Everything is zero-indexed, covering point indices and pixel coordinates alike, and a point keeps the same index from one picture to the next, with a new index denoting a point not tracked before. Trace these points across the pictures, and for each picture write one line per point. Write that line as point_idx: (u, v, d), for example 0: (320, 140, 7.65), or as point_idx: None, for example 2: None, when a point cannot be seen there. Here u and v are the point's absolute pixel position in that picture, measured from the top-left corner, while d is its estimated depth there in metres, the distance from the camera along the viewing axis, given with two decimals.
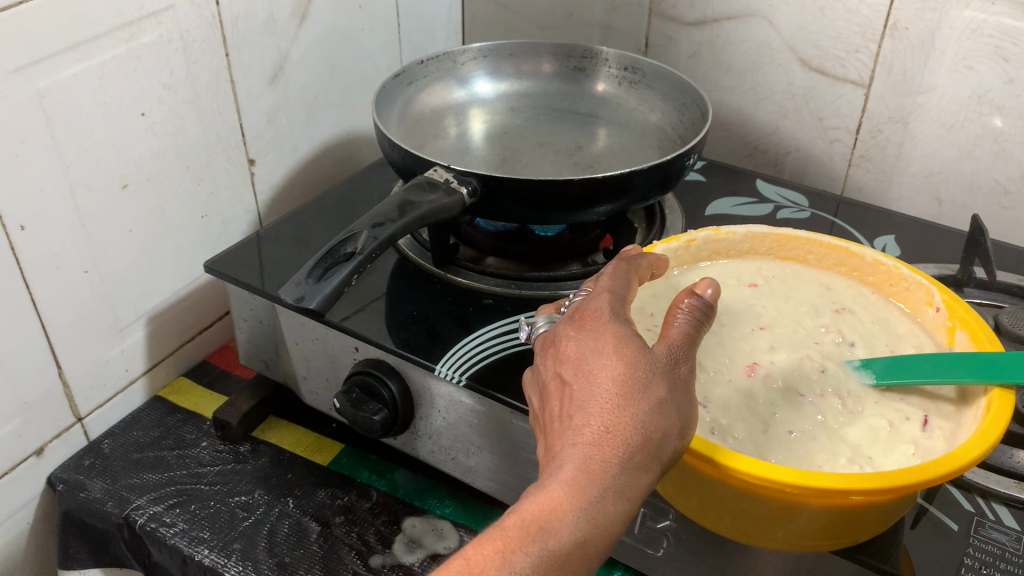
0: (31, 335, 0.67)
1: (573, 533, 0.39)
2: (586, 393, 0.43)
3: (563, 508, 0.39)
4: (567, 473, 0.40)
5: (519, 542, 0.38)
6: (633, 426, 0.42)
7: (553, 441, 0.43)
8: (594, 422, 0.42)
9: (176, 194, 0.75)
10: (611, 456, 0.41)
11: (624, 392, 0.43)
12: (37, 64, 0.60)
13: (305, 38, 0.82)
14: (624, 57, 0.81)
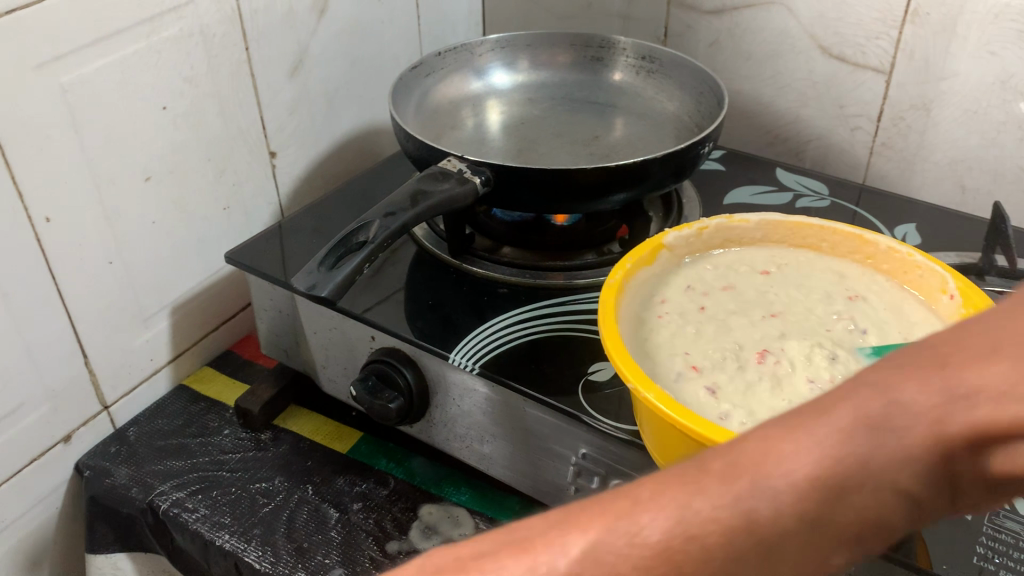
0: (57, 324, 0.68)
1: (783, 535, 0.26)
2: (900, 423, 0.25)
3: (768, 496, 0.26)
4: (888, 438, 0.25)
5: (719, 520, 0.26)
6: (926, 431, 0.24)
7: (815, 438, 0.26)
8: (929, 399, 0.24)
9: (199, 185, 0.76)
10: (878, 456, 0.25)
11: (966, 365, 0.24)
12: (60, 59, 0.61)
13: (325, 31, 0.83)
14: (641, 46, 0.81)
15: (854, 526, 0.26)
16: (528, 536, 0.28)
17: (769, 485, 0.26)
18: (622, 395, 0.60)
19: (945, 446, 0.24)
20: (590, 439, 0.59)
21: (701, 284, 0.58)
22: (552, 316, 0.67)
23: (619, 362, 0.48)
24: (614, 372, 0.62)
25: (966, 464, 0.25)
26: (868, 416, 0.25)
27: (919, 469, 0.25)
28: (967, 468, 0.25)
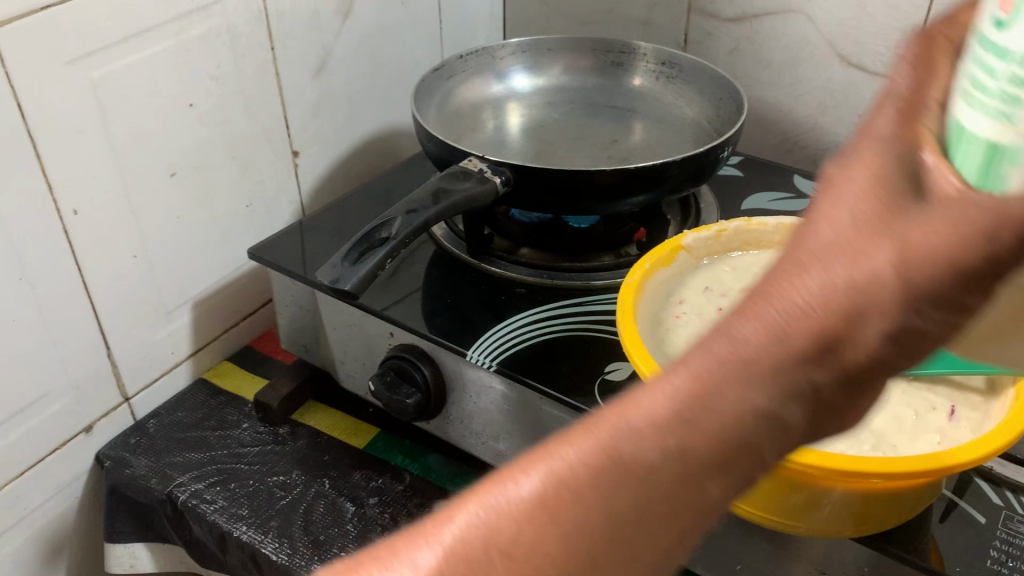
0: (82, 315, 0.69)
1: (653, 480, 0.26)
2: (719, 333, 0.27)
3: (620, 442, 0.27)
4: (746, 355, 0.26)
5: (538, 496, 0.27)
6: (789, 330, 0.25)
7: (641, 399, 0.27)
8: (758, 326, 0.26)
9: (222, 182, 0.77)
10: (712, 413, 0.26)
11: (807, 282, 0.25)
12: (92, 54, 0.62)
13: (349, 33, 0.84)
14: (661, 52, 0.82)
15: (682, 469, 0.26)
16: (398, 549, 0.29)
17: (572, 462, 0.27)
18: (638, 394, 0.61)
19: (786, 362, 0.26)
20: None
21: (719, 285, 0.58)
22: (569, 315, 0.68)
23: (637, 358, 0.48)
24: (631, 372, 0.63)
25: (807, 379, 0.26)
26: (722, 347, 0.26)
27: (754, 400, 0.26)
28: (810, 382, 0.26)
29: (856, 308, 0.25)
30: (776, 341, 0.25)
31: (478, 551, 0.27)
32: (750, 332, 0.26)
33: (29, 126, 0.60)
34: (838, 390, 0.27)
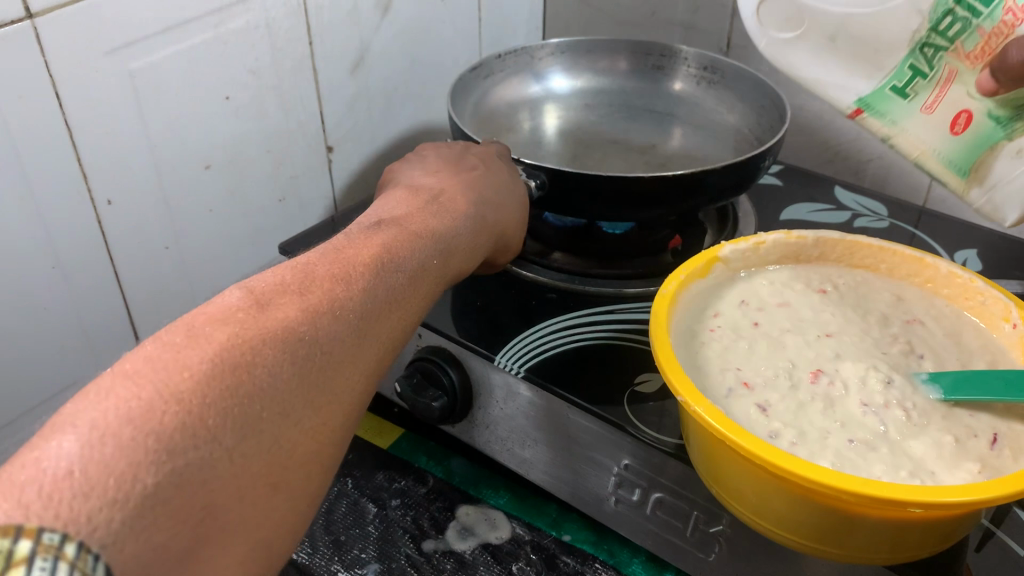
0: (113, 306, 0.70)
1: (372, 310, 0.46)
2: (338, 259, 0.48)
3: (360, 285, 0.46)
4: (308, 299, 0.43)
5: (231, 343, 0.38)
6: (437, 234, 0.55)
7: (310, 293, 0.43)
8: (336, 264, 0.47)
9: (257, 176, 0.77)
10: (328, 333, 0.42)
11: (325, 263, 0.47)
12: (130, 46, 0.62)
13: (387, 29, 0.83)
14: (703, 57, 0.80)
15: (240, 350, 0.38)
16: (242, 328, 0.39)
17: (273, 338, 0.40)
18: (667, 407, 0.60)
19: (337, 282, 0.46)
20: (633, 450, 0.58)
21: (756, 299, 0.57)
22: (599, 323, 0.67)
23: (671, 375, 0.47)
24: (661, 384, 0.62)
25: (339, 356, 0.43)
26: (425, 240, 0.53)
27: (305, 324, 0.42)
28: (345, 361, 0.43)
29: (409, 311, 0.49)
30: (349, 306, 0.44)
31: (178, 397, 0.34)
32: (280, 276, 0.45)
33: (66, 114, 0.60)
34: (351, 377, 0.43)
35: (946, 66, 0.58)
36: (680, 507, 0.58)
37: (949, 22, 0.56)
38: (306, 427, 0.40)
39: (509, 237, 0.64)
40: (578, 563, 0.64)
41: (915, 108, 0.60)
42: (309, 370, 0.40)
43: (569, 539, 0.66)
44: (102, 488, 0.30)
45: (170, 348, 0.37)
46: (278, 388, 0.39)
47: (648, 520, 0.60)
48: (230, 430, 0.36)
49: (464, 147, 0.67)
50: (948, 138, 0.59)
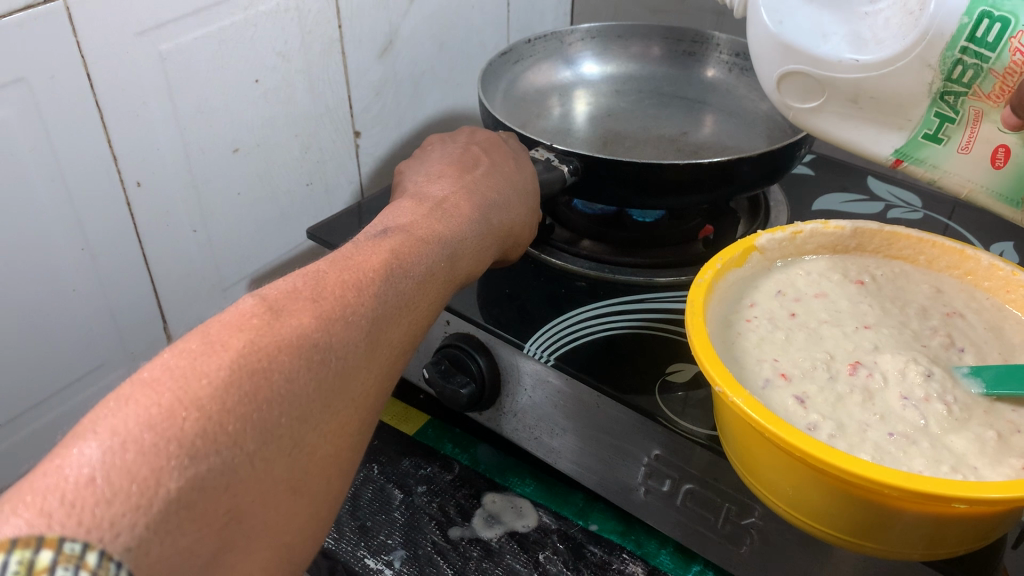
0: (141, 289, 0.70)
1: (383, 316, 0.45)
2: (349, 265, 0.47)
3: (373, 292, 0.46)
4: (324, 305, 0.43)
5: (248, 352, 0.38)
6: (443, 239, 0.54)
7: (325, 299, 0.43)
8: (347, 271, 0.46)
9: (285, 160, 0.77)
10: (345, 340, 0.42)
11: (335, 270, 0.46)
12: (160, 27, 0.62)
13: (416, 13, 0.82)
14: (736, 43, 0.79)
15: (259, 358, 0.38)
16: (259, 335, 0.39)
17: (290, 347, 0.39)
18: (698, 397, 0.59)
19: (350, 287, 0.45)
20: (664, 441, 0.57)
21: (792, 290, 0.56)
22: (629, 312, 0.66)
23: (708, 366, 0.46)
24: (693, 375, 0.61)
25: (355, 362, 0.42)
26: (432, 248, 0.53)
27: (322, 330, 0.41)
28: (362, 367, 0.43)
29: (421, 317, 0.49)
30: (363, 313, 0.44)
31: (199, 407, 0.34)
32: (293, 283, 0.44)
33: (97, 96, 0.60)
34: (366, 383, 0.43)
35: (970, 108, 0.52)
36: (711, 499, 0.57)
37: (961, 70, 0.50)
38: (325, 436, 0.40)
39: (518, 237, 0.63)
40: (605, 553, 0.64)
41: (954, 149, 0.54)
42: (325, 377, 0.40)
43: (597, 529, 0.66)
44: (125, 494, 0.31)
45: (187, 356, 0.37)
46: (297, 394, 0.38)
47: (679, 511, 0.59)
48: (251, 435, 0.36)
49: (466, 144, 0.66)
50: (992, 176, 0.53)
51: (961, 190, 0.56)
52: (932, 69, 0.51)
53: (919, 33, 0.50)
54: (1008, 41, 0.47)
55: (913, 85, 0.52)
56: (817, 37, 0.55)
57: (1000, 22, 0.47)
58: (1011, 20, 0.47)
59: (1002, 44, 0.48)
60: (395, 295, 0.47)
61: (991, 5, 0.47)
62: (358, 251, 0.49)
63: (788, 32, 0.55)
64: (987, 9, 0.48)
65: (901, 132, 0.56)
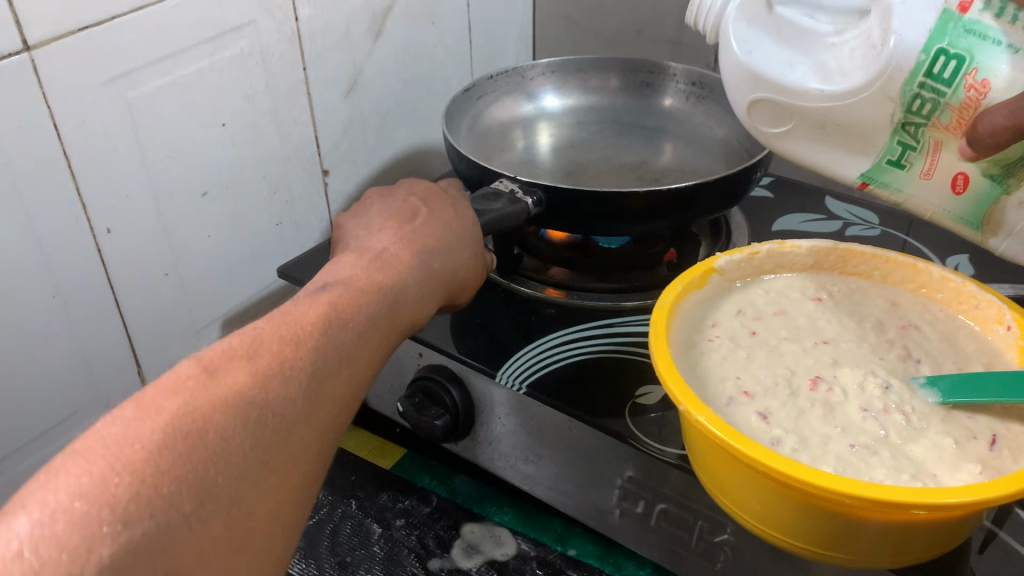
0: (114, 335, 0.70)
1: (324, 368, 0.47)
2: (289, 317, 0.49)
3: (313, 345, 0.47)
4: (260, 363, 0.44)
5: (179, 417, 0.40)
6: (385, 287, 0.55)
7: (261, 357, 0.45)
8: (286, 323, 0.48)
9: (253, 201, 0.77)
10: (282, 396, 0.44)
11: (275, 323, 0.48)
12: (127, 75, 0.63)
13: (379, 53, 0.84)
14: (692, 72, 0.82)
15: (191, 423, 0.40)
16: (193, 397, 0.41)
17: (222, 408, 0.41)
18: (668, 419, 0.60)
19: (290, 340, 0.47)
20: (637, 462, 0.58)
21: (752, 309, 0.57)
22: (597, 338, 0.67)
23: (671, 385, 0.47)
24: (662, 397, 0.62)
25: (294, 417, 0.44)
26: (374, 296, 0.54)
27: (258, 389, 0.43)
28: (300, 420, 0.44)
29: (365, 365, 0.50)
30: (302, 367, 0.46)
31: (126, 478, 0.37)
32: (232, 340, 0.46)
33: (64, 145, 0.61)
34: (307, 436, 0.44)
35: (931, 137, 0.53)
36: (685, 518, 0.58)
37: (919, 103, 0.52)
38: (263, 493, 0.42)
39: (466, 278, 0.64)
40: None
41: (915, 175, 0.55)
42: (262, 434, 0.42)
43: (575, 554, 0.66)
44: (53, 564, 0.34)
45: (121, 422, 0.39)
46: (231, 454, 0.40)
47: (654, 531, 0.60)
48: (185, 497, 0.38)
49: (408, 193, 0.68)
50: (952, 201, 0.55)
51: (923, 212, 0.57)
52: (893, 101, 0.53)
53: (879, 68, 0.52)
54: (963, 78, 0.50)
55: (875, 115, 0.54)
56: (785, 67, 0.55)
57: (956, 59, 0.50)
58: (965, 57, 0.50)
59: (958, 80, 0.50)
60: (336, 345, 0.49)
61: (947, 44, 0.50)
62: (299, 303, 0.51)
63: (757, 63, 0.56)
64: (943, 48, 0.50)
65: (867, 156, 0.57)
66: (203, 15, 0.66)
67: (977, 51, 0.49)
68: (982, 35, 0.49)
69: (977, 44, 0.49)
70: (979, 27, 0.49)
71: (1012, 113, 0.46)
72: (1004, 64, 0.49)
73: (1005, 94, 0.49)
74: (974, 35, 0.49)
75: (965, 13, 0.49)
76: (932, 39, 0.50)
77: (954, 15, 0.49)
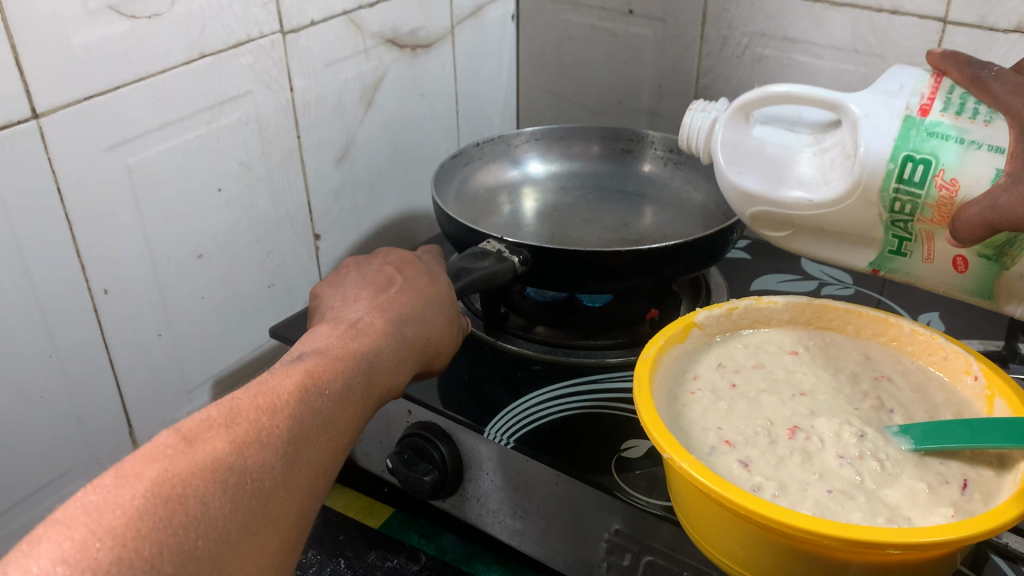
0: (107, 394, 0.71)
1: (303, 435, 0.48)
2: (266, 385, 0.50)
3: (290, 412, 0.48)
4: (237, 430, 0.45)
5: (156, 484, 0.41)
6: (361, 355, 0.55)
7: (238, 425, 0.46)
8: (263, 391, 0.49)
9: (246, 264, 0.79)
10: (259, 462, 0.45)
11: (252, 391, 0.49)
12: (128, 141, 0.65)
13: (370, 122, 0.87)
14: (669, 140, 0.86)
15: (168, 490, 0.41)
16: (172, 463, 0.42)
17: (200, 474, 0.42)
18: (655, 473, 0.61)
19: (267, 408, 0.48)
20: (623, 514, 0.60)
21: (732, 362, 0.59)
22: (582, 394, 0.69)
23: (655, 433, 0.49)
24: (647, 450, 0.63)
25: (272, 482, 0.45)
26: (350, 364, 0.54)
27: (234, 456, 0.44)
28: (278, 485, 0.45)
29: (343, 430, 0.51)
30: (279, 433, 0.47)
31: (106, 545, 0.38)
32: (211, 409, 0.47)
33: (67, 208, 0.63)
34: (285, 501, 0.45)
35: (921, 231, 0.55)
36: (670, 569, 0.59)
37: (900, 204, 0.54)
38: (243, 558, 0.42)
39: (441, 346, 0.64)
40: None
41: (917, 260, 0.57)
42: (241, 499, 0.43)
43: None
44: None
45: (102, 489, 0.40)
46: (211, 519, 0.41)
47: None
48: (167, 559, 0.39)
49: (381, 264, 0.68)
50: (960, 278, 0.57)
51: (937, 288, 0.59)
52: (876, 205, 0.55)
53: (854, 176, 0.54)
54: (933, 179, 0.52)
55: (866, 216, 0.56)
56: (773, 181, 0.58)
57: (923, 163, 0.53)
58: (932, 160, 0.52)
59: (929, 182, 0.53)
60: (313, 411, 0.49)
61: (912, 150, 0.53)
62: (275, 371, 0.52)
63: (746, 181, 0.58)
64: (908, 154, 0.53)
65: (869, 248, 0.59)
66: (202, 85, 0.69)
67: (941, 154, 0.52)
68: (944, 136, 0.52)
69: (940, 147, 0.52)
70: (941, 129, 0.53)
71: (985, 212, 0.49)
72: (968, 162, 0.51)
73: (974, 189, 0.51)
74: (936, 137, 0.52)
75: (925, 117, 0.53)
76: (896, 148, 0.53)
77: (916, 120, 0.53)
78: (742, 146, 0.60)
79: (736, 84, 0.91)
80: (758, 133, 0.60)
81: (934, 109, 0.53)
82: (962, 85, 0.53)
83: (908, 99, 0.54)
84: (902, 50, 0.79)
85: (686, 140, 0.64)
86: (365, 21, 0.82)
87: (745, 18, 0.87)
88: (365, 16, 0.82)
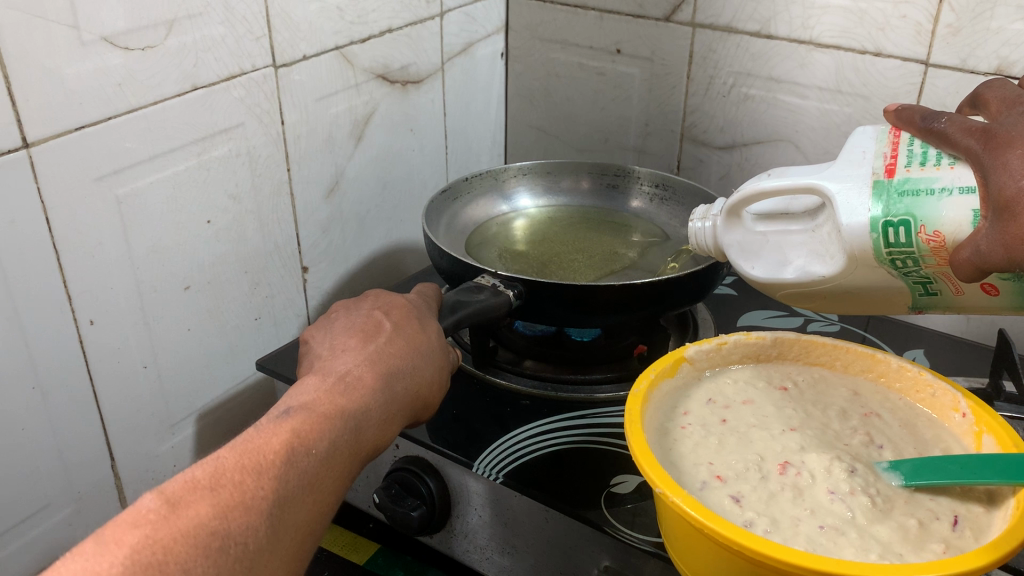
0: (90, 427, 0.70)
1: (290, 496, 0.47)
2: (253, 443, 0.49)
3: (276, 476, 0.47)
4: (220, 495, 0.45)
5: (135, 554, 0.41)
6: (348, 412, 0.54)
7: (223, 489, 0.45)
8: (250, 451, 0.48)
9: (234, 296, 0.79)
10: (243, 529, 0.44)
11: (240, 448, 0.48)
12: (118, 172, 0.65)
13: (360, 156, 0.88)
14: (655, 176, 0.88)
15: (146, 560, 0.41)
16: (154, 529, 0.42)
17: (180, 543, 0.42)
18: (645, 508, 0.61)
19: (252, 470, 0.47)
20: (613, 548, 0.59)
21: (721, 397, 0.60)
22: (571, 428, 0.69)
23: (647, 468, 0.49)
24: (636, 485, 0.63)
25: (256, 548, 0.44)
26: (339, 422, 0.53)
27: (216, 523, 0.44)
28: (262, 552, 0.45)
29: (330, 491, 0.50)
30: (263, 498, 0.46)
31: None
32: (197, 469, 0.46)
33: (55, 237, 0.62)
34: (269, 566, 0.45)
35: (936, 274, 0.54)
36: None
37: (900, 260, 0.54)
38: None
39: (429, 398, 0.62)
40: None
41: (949, 295, 0.56)
42: (224, 564, 0.43)
43: None
44: None
45: (82, 558, 0.40)
46: None
47: None
48: None
49: (372, 307, 0.65)
50: (1000, 299, 0.55)
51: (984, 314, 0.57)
52: (882, 268, 0.55)
53: (848, 253, 0.55)
54: (917, 235, 0.52)
55: (877, 276, 0.55)
56: (785, 268, 0.59)
57: (902, 225, 0.52)
58: (909, 220, 0.52)
59: (915, 240, 0.52)
60: (300, 474, 0.48)
61: (887, 216, 0.53)
62: (263, 426, 0.51)
63: (760, 274, 0.60)
64: (886, 220, 0.53)
65: (899, 297, 0.57)
66: (193, 118, 0.70)
67: (916, 209, 0.52)
68: (915, 193, 0.52)
69: (913, 205, 0.52)
70: (909, 187, 0.53)
71: (973, 256, 0.49)
72: (945, 211, 0.52)
73: (960, 233, 0.51)
74: (908, 195, 0.52)
75: (892, 177, 0.54)
76: (874, 216, 0.53)
77: (885, 183, 0.53)
78: (745, 243, 0.61)
79: (723, 123, 0.93)
80: (755, 228, 0.61)
81: (899, 167, 0.54)
82: (920, 136, 0.55)
83: (872, 165, 0.55)
84: (885, 91, 0.81)
85: (694, 243, 0.65)
86: (356, 56, 0.83)
87: (730, 58, 0.89)
88: (356, 51, 0.83)
